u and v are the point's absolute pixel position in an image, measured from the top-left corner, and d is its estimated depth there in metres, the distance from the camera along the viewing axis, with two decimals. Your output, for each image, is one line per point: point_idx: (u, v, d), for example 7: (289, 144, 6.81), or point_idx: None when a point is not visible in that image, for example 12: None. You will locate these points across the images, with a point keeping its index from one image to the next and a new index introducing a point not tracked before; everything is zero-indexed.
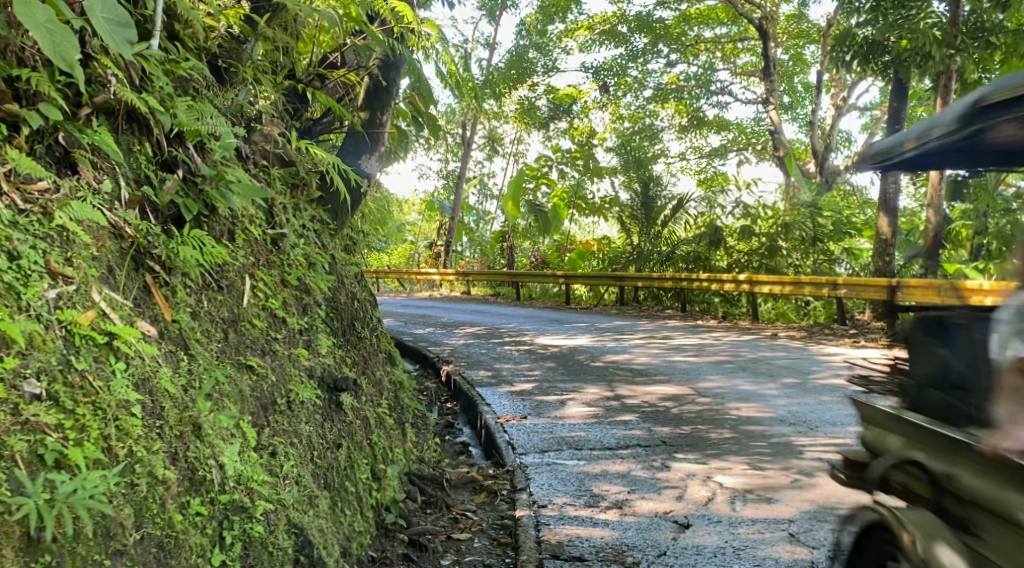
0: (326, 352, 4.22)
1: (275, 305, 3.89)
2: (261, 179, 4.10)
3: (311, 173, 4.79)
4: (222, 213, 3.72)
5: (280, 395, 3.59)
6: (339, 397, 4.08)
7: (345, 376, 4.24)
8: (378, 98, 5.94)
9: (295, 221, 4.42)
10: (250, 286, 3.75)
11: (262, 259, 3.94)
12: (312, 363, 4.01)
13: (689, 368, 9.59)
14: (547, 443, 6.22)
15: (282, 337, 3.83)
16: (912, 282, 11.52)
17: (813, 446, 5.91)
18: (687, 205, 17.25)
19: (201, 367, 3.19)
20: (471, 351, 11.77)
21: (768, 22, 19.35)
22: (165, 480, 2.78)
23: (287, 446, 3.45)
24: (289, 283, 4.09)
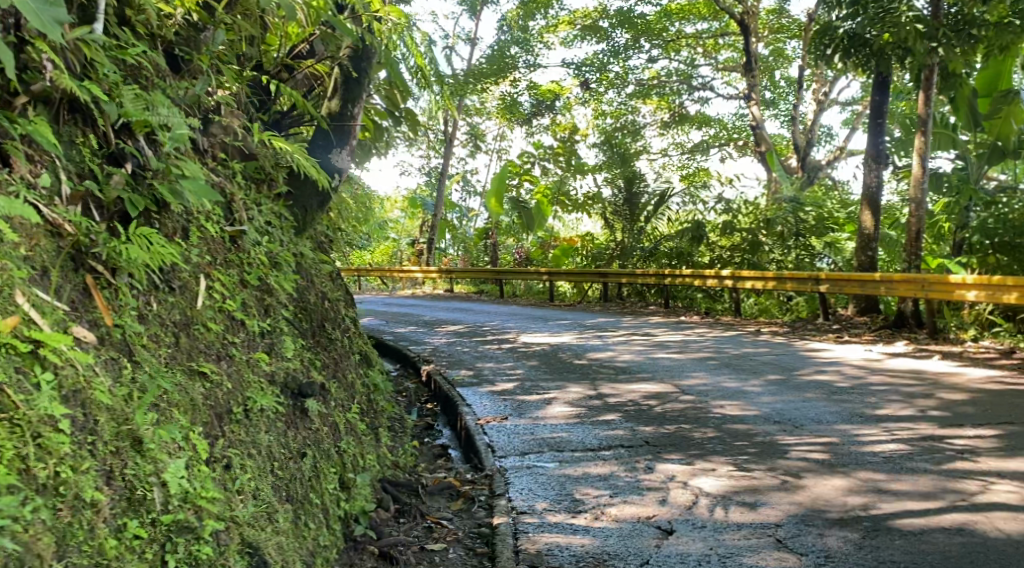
0: (291, 356, 4.05)
1: (235, 307, 3.70)
2: (218, 174, 3.92)
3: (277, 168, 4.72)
4: (175, 209, 3.51)
5: (237, 402, 3.41)
6: (303, 403, 3.91)
7: (311, 381, 4.06)
8: (349, 90, 5.72)
9: (256, 218, 4.23)
10: (206, 286, 3.56)
11: (220, 258, 3.75)
12: (274, 368, 3.83)
13: (673, 365, 9.46)
14: (528, 445, 6.06)
15: (240, 341, 3.64)
16: (894, 277, 11.43)
17: (799, 445, 5.77)
18: (670, 201, 17.14)
19: (146, 375, 3.00)
20: (452, 349, 11.61)
21: (750, 16, 19.26)
22: (94, 503, 2.58)
23: (242, 458, 3.27)
24: (249, 283, 3.90)
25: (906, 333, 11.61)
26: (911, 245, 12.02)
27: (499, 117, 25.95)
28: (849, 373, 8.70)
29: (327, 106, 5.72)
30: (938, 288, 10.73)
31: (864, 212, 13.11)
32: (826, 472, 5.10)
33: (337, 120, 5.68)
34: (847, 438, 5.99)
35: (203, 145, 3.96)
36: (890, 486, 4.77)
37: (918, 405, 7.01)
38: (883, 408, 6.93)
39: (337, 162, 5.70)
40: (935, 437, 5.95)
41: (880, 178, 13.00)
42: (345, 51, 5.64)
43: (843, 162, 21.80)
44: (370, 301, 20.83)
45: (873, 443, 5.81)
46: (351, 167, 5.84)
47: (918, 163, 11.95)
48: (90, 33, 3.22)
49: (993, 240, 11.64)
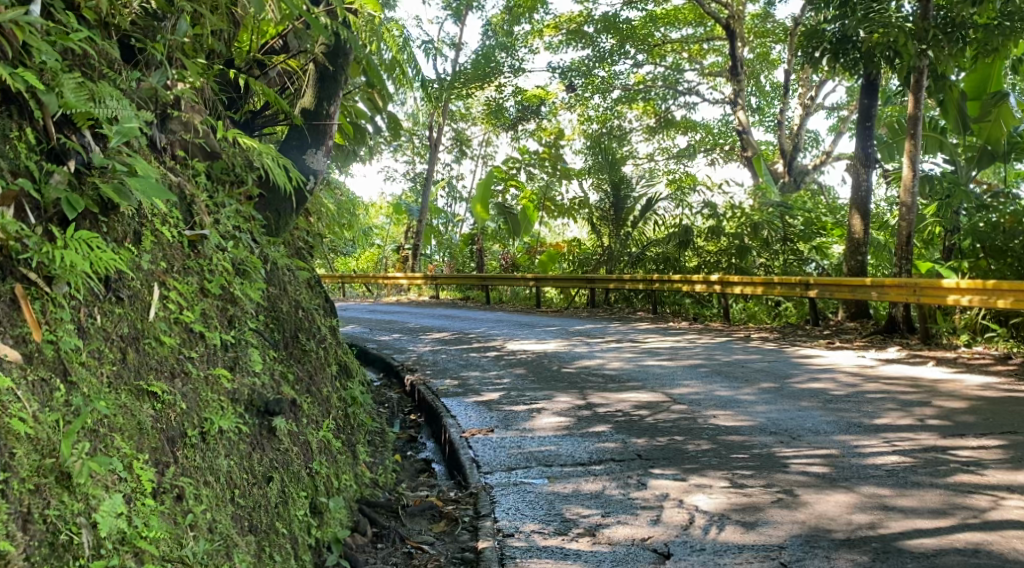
0: (258, 370, 3.79)
1: (194, 318, 3.43)
2: (175, 175, 3.65)
3: (246, 169, 4.50)
4: (125, 211, 3.23)
5: (192, 425, 3.14)
6: (270, 422, 3.65)
7: (280, 397, 3.80)
8: (324, 87, 5.42)
9: (221, 222, 3.97)
10: (159, 296, 3.28)
11: (178, 265, 3.47)
12: (238, 384, 3.57)
13: (663, 373, 9.20)
14: (514, 460, 5.77)
15: (198, 356, 3.36)
16: (885, 282, 11.22)
17: (797, 458, 5.52)
18: (657, 205, 16.94)
19: (82, 398, 2.71)
20: (437, 358, 11.32)
21: (736, 21, 19.06)
22: (5, 555, 2.27)
23: (196, 487, 3.01)
24: (210, 291, 3.61)
25: (898, 339, 11.40)
26: (901, 249, 11.82)
27: (484, 122, 25.70)
28: (844, 380, 8.47)
29: (301, 103, 5.43)
30: (929, 292, 10.52)
31: (852, 216, 12.91)
32: (828, 488, 4.85)
33: (311, 118, 5.39)
34: (846, 449, 5.74)
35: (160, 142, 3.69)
36: (897, 502, 4.52)
37: (917, 414, 6.77)
38: (882, 417, 6.69)
39: (312, 163, 5.39)
40: (937, 448, 5.72)
41: (869, 181, 12.81)
42: (320, 47, 5.35)
43: (829, 167, 21.65)
44: (354, 309, 20.47)
45: (874, 454, 5.57)
46: (327, 169, 5.54)
47: (908, 166, 11.78)
48: (25, 15, 2.93)
49: (985, 245, 11.38)
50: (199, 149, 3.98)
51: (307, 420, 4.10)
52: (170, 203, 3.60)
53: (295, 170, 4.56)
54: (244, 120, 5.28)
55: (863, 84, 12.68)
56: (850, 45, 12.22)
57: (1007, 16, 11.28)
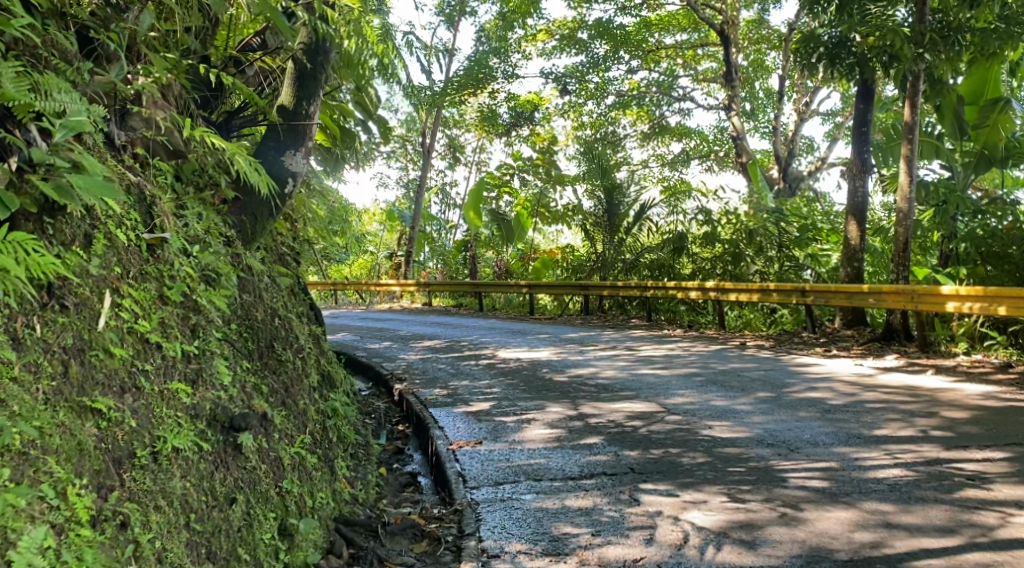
0: (228, 383, 3.60)
1: (152, 327, 3.27)
2: (129, 175, 3.48)
3: (216, 171, 4.34)
4: (73, 212, 3.09)
5: (144, 444, 2.99)
6: (236, 438, 3.46)
7: (248, 411, 3.61)
8: (304, 86, 5.21)
9: (186, 226, 3.79)
10: (111, 303, 3.11)
11: (136, 270, 3.31)
12: (201, 396, 3.39)
13: (657, 382, 8.98)
14: (502, 474, 5.56)
15: (153, 368, 3.19)
16: (882, 289, 11.04)
17: (796, 472, 5.32)
18: (651, 211, 16.75)
19: (11, 415, 2.56)
20: (427, 366, 11.08)
21: (731, 27, 19.03)
22: None
23: (144, 513, 2.86)
24: (170, 299, 3.43)
25: (896, 347, 11.22)
26: (898, 256, 11.64)
27: (477, 129, 25.48)
28: (842, 389, 8.26)
29: (279, 103, 5.23)
30: (927, 299, 10.36)
31: (850, 223, 12.72)
32: (829, 503, 4.64)
33: (290, 118, 5.17)
34: (846, 462, 5.54)
35: (118, 139, 3.58)
36: (901, 520, 4.33)
37: (919, 425, 6.58)
38: (881, 428, 6.49)
39: (291, 164, 5.15)
40: (941, 460, 5.52)
41: (864, 188, 12.63)
42: (298, 42, 5.16)
43: (825, 174, 21.50)
44: (346, 316, 20.19)
45: (876, 467, 5.37)
46: (307, 170, 5.31)
47: (905, 171, 11.62)
48: None
49: (982, 251, 11.31)
50: (163, 147, 3.86)
51: (280, 435, 3.90)
52: (128, 205, 3.43)
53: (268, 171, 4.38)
54: (220, 120, 5.06)
55: (859, 89, 12.51)
56: (846, 49, 12.05)
57: (1005, 19, 11.12)
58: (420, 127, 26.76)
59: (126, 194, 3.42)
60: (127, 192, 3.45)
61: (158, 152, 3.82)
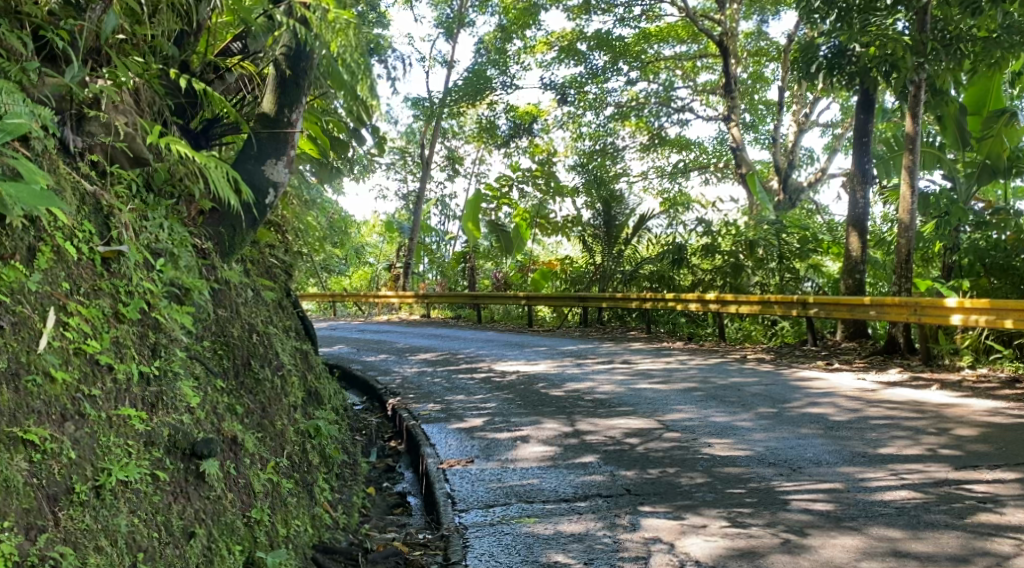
0: (192, 404, 3.47)
1: (102, 348, 3.11)
2: (82, 188, 3.38)
3: (186, 183, 4.22)
4: (15, 224, 2.93)
5: (85, 477, 2.80)
6: (198, 466, 3.30)
7: (211, 437, 3.45)
8: (286, 93, 5.01)
9: (148, 240, 3.67)
10: (54, 323, 2.95)
11: (86, 287, 3.18)
12: (158, 420, 3.24)
13: (655, 397, 8.75)
14: (493, 496, 5.35)
15: (100, 394, 3.02)
16: (886, 300, 10.80)
17: (799, 493, 5.11)
18: (650, 223, 16.54)
19: None
20: (422, 380, 10.86)
21: (730, 38, 18.93)
22: None
23: (84, 553, 2.66)
24: (125, 317, 3.30)
25: (899, 360, 10.99)
26: (900, 268, 11.42)
27: (476, 140, 25.31)
28: (846, 404, 8.03)
29: (260, 110, 5.02)
30: (930, 312, 10.13)
31: (851, 234, 12.52)
32: (834, 529, 4.42)
33: (271, 126, 4.97)
34: (851, 483, 5.31)
35: (72, 145, 3.50)
36: (910, 548, 4.12)
37: (925, 443, 6.35)
38: (887, 446, 6.27)
39: (272, 174, 4.95)
40: (950, 481, 5.29)
41: (866, 199, 12.42)
42: (279, 47, 4.97)
43: (826, 185, 21.30)
44: (342, 328, 19.95)
45: (882, 488, 5.15)
46: (289, 180, 5.11)
47: (906, 181, 11.42)
48: None
49: (985, 262, 11.11)
50: (124, 155, 3.77)
51: (251, 460, 3.74)
52: (82, 217, 3.33)
53: (242, 183, 4.25)
54: (197, 129, 4.88)
55: (860, 99, 12.32)
56: (847, 58, 11.87)
57: (1008, 28, 10.93)
58: (418, 138, 26.61)
59: (78, 207, 3.31)
60: (81, 202, 3.37)
61: (120, 161, 3.73)
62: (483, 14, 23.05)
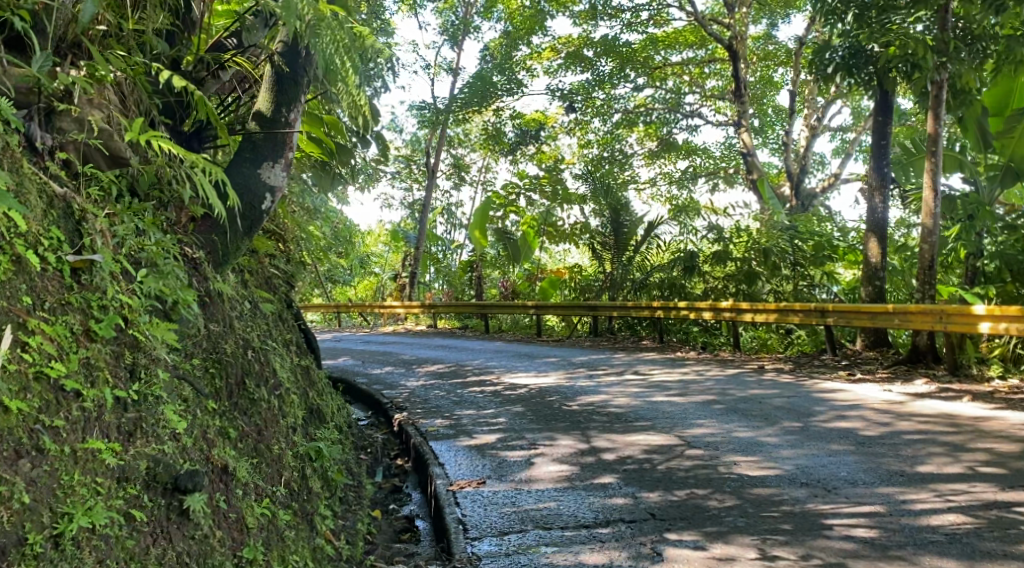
0: (174, 431, 3.17)
1: (69, 372, 2.81)
2: (48, 193, 3.09)
3: (173, 188, 3.93)
4: None
5: (41, 525, 2.51)
6: (181, 502, 3.02)
7: (195, 469, 3.14)
8: (283, 91, 4.64)
9: (129, 250, 3.38)
10: (12, 343, 2.64)
11: (52, 302, 2.89)
12: (135, 451, 2.96)
13: (673, 411, 8.38)
14: (508, 522, 5.04)
15: (64, 424, 2.72)
16: (908, 308, 10.42)
17: (838, 518, 4.79)
18: (659, 230, 16.14)
19: None
20: (429, 393, 10.51)
21: (739, 42, 18.54)
22: None
23: None
24: (98, 335, 3.00)
25: (924, 370, 10.60)
26: (923, 274, 11.01)
27: (482, 148, 24.99)
28: (874, 418, 7.66)
29: (256, 108, 4.67)
30: (956, 320, 9.75)
31: (869, 240, 12.10)
32: (880, 560, 4.12)
33: (268, 126, 4.61)
34: (893, 506, 4.98)
35: (40, 146, 3.23)
36: None
37: (965, 460, 5.99)
38: (925, 464, 5.92)
39: (269, 178, 4.60)
40: (1000, 502, 4.95)
41: (885, 204, 12.05)
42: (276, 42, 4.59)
43: (837, 190, 20.87)
44: (348, 339, 19.60)
45: (928, 512, 4.81)
46: (288, 184, 4.76)
47: (927, 183, 11.04)
48: None
49: (1012, 269, 10.76)
50: (100, 154, 3.50)
51: (244, 492, 3.44)
52: (49, 223, 3.03)
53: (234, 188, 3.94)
54: (189, 131, 4.58)
55: (877, 100, 11.96)
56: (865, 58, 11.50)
57: None
58: (424, 146, 26.32)
59: (45, 213, 3.02)
60: (49, 206, 3.08)
61: (95, 159, 3.47)
62: (488, 21, 22.72)
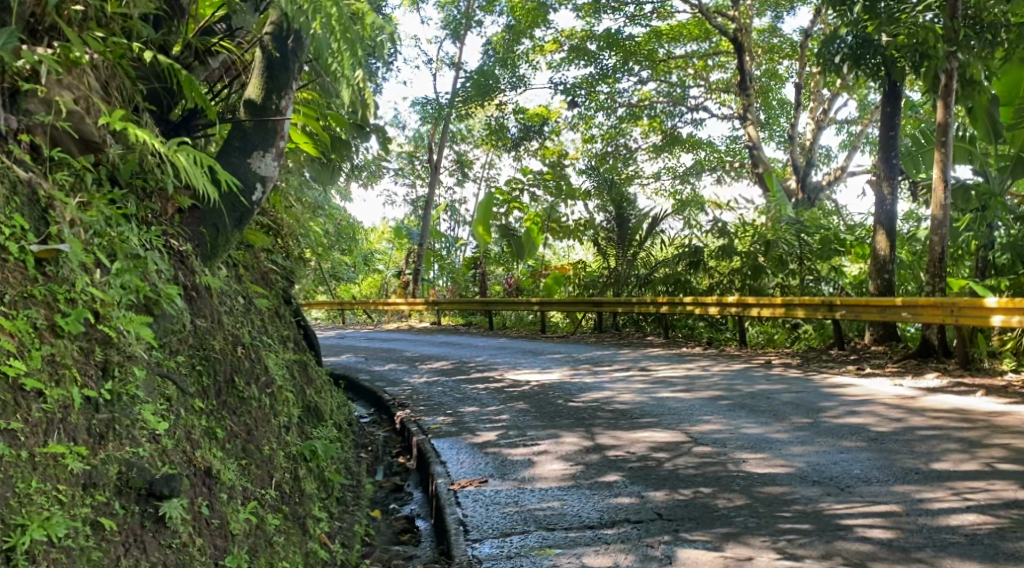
0: (149, 430, 3.02)
1: (31, 371, 2.65)
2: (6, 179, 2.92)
3: (155, 178, 3.77)
4: None
5: None
6: (157, 508, 2.86)
7: (173, 473, 2.98)
8: (273, 77, 4.47)
9: (102, 241, 3.23)
10: None
11: (13, 294, 2.73)
12: (105, 455, 2.80)
13: (679, 407, 8.20)
14: (510, 522, 4.88)
15: (22, 427, 2.55)
16: (918, 302, 10.21)
17: (853, 518, 4.62)
18: (664, 225, 15.91)
19: None
20: (432, 390, 10.35)
21: (744, 34, 18.34)
22: None
23: None
24: (64, 330, 2.84)
25: (935, 364, 10.41)
26: (933, 266, 10.80)
27: (486, 144, 24.79)
28: (886, 413, 7.46)
29: (246, 97, 4.50)
30: (968, 313, 9.54)
31: (878, 234, 11.87)
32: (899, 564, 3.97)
33: (258, 114, 4.45)
34: (910, 506, 4.81)
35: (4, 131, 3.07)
36: None
37: (982, 456, 5.80)
38: (942, 461, 5.74)
39: (259, 168, 4.44)
40: (1021, 501, 4.78)
41: (893, 196, 11.81)
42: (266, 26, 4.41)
43: (844, 183, 20.63)
44: (352, 336, 19.43)
45: (947, 512, 4.65)
46: (279, 175, 4.59)
47: (938, 175, 10.80)
48: None
49: None
50: (70, 137, 3.37)
51: (229, 496, 3.29)
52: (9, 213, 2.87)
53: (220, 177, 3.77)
54: (177, 119, 4.43)
55: (885, 92, 11.73)
56: (872, 48, 11.28)
57: None
58: (427, 141, 26.11)
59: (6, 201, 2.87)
60: (12, 192, 2.93)
61: (65, 142, 3.34)
62: (490, 15, 22.49)
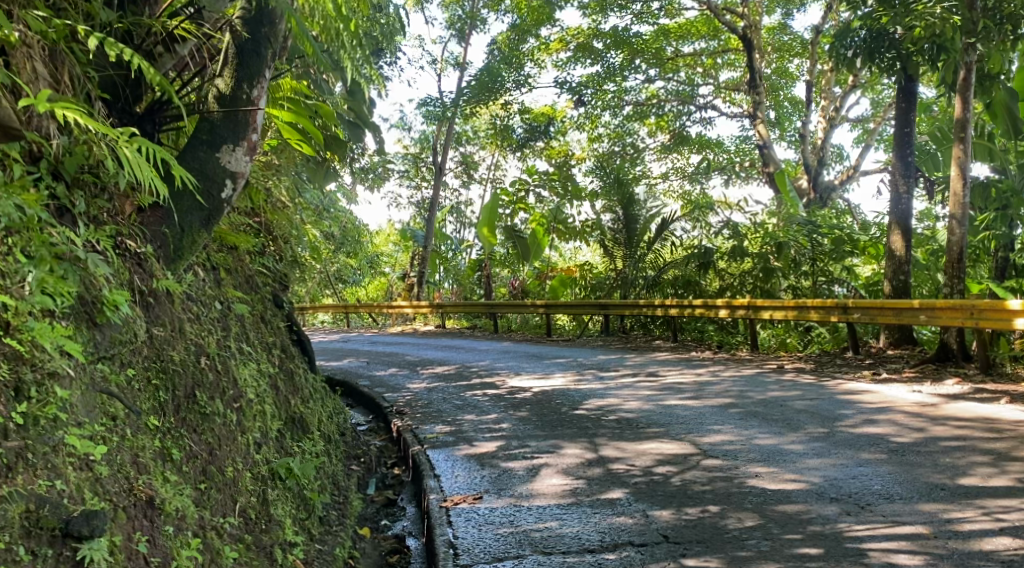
0: (71, 465, 2.73)
1: None
2: None
3: (102, 174, 3.48)
4: None
5: None
6: (75, 550, 2.58)
7: (98, 509, 2.70)
8: (245, 64, 4.15)
9: (22, 244, 2.90)
10: None
11: None
12: (9, 491, 2.52)
13: (688, 415, 7.82)
14: (504, 546, 4.52)
15: None
16: (936, 304, 9.81)
17: (875, 543, 4.27)
18: (673, 227, 15.23)
19: None
20: (432, 397, 10.00)
21: (753, 31, 17.95)
22: None
23: None
24: None
25: (953, 369, 10.01)
26: (951, 267, 10.37)
27: (491, 145, 24.43)
28: (906, 422, 7.08)
29: (216, 86, 4.14)
30: (989, 315, 9.12)
31: (894, 233, 11.44)
32: None
33: (228, 104, 4.10)
34: (937, 527, 4.45)
35: None
36: None
37: (1012, 471, 5.42)
38: (969, 476, 5.36)
39: (228, 162, 4.09)
40: None
41: (910, 194, 11.38)
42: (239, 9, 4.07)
43: (856, 182, 20.17)
44: (355, 340, 19.07)
45: (977, 537, 4.29)
46: (251, 171, 4.25)
47: (955, 172, 10.39)
48: None
49: None
50: None
51: (175, 529, 3.02)
52: None
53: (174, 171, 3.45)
54: (141, 111, 4.10)
55: (901, 87, 11.32)
56: (885, 43, 10.87)
57: None
58: (432, 143, 25.76)
59: None
60: None
61: None
62: (495, 13, 22.12)
